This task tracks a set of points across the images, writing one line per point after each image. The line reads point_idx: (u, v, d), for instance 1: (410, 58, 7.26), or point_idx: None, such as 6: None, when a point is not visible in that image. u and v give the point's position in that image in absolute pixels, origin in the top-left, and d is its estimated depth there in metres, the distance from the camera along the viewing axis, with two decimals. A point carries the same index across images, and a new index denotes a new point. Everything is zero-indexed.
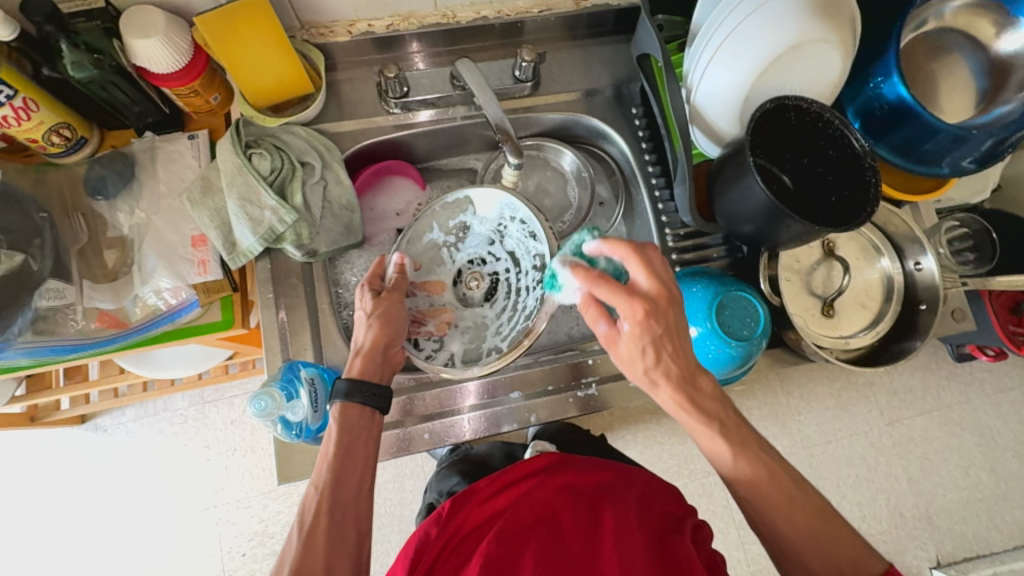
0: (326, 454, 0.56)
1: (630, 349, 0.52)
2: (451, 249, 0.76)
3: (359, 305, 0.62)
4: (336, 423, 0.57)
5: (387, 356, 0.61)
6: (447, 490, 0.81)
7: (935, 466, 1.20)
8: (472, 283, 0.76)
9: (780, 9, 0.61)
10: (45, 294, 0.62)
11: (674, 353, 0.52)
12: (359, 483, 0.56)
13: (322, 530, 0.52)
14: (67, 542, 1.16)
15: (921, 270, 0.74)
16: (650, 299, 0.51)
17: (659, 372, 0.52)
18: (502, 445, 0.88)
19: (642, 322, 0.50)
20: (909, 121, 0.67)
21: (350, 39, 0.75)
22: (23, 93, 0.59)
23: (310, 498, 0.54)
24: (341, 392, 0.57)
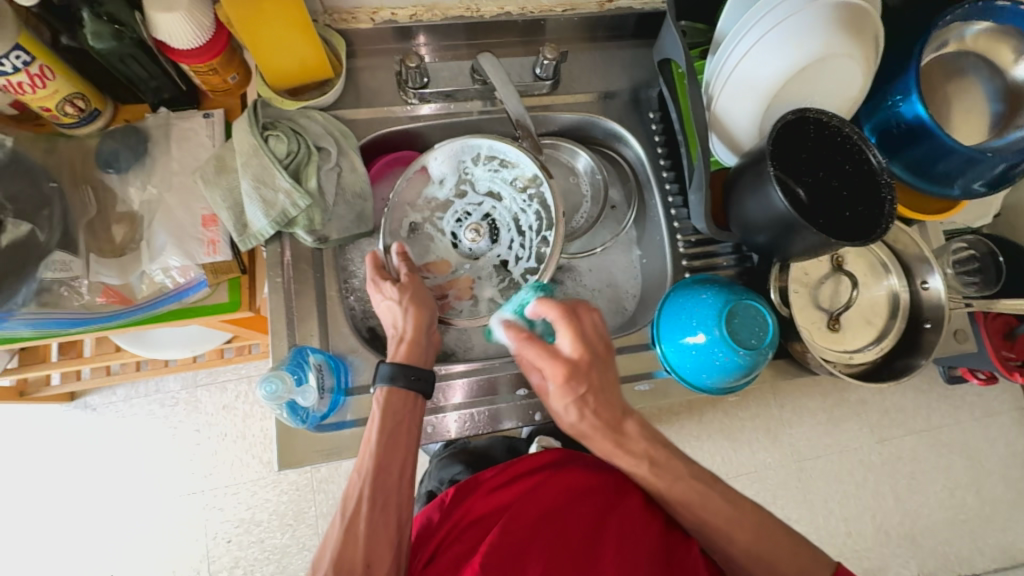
0: (370, 440, 0.56)
1: (559, 405, 0.60)
2: (435, 222, 0.76)
3: (385, 296, 0.62)
4: (381, 411, 0.57)
5: (423, 339, 0.61)
6: (447, 478, 0.81)
7: (922, 486, 1.21)
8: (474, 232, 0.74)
9: (806, 21, 0.61)
10: (51, 265, 0.60)
11: (599, 404, 0.60)
12: (403, 472, 0.57)
13: (363, 519, 0.52)
14: (50, 521, 1.14)
15: (927, 289, 0.74)
16: (571, 364, 0.58)
17: (586, 425, 0.61)
18: (501, 439, 0.88)
19: (563, 386, 0.58)
20: (925, 139, 0.67)
21: (372, 27, 0.75)
22: (40, 60, 0.58)
23: (352, 485, 0.55)
24: (385, 376, 0.59)
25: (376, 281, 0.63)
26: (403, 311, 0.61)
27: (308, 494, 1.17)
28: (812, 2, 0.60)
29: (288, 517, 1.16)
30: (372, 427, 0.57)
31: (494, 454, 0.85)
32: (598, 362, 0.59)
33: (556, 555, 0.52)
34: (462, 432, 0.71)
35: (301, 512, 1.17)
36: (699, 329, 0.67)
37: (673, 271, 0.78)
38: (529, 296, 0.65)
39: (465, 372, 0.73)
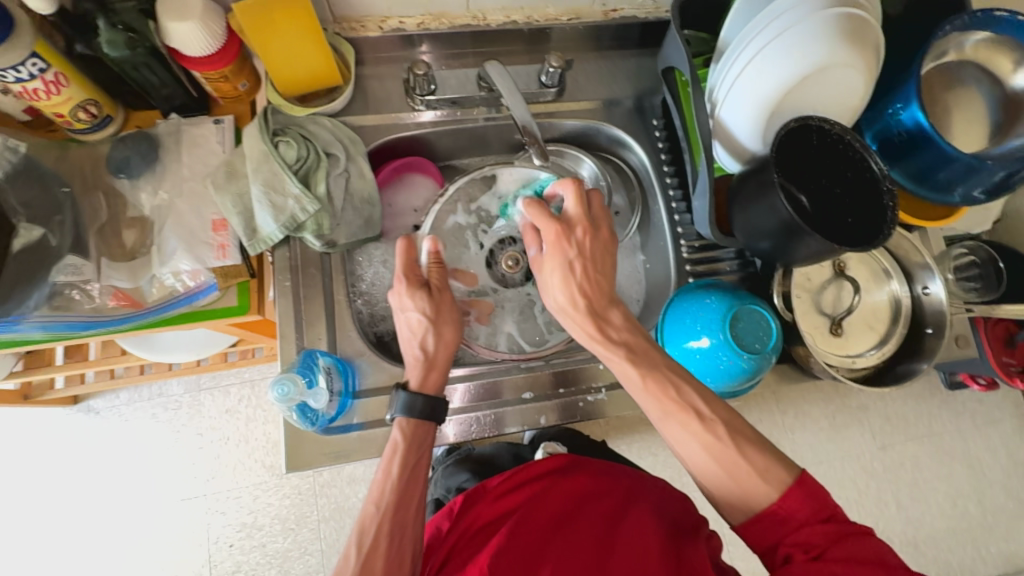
0: (387, 472, 0.56)
1: (551, 270, 0.61)
2: (476, 232, 0.79)
3: (410, 306, 0.60)
4: (396, 445, 0.58)
5: (439, 360, 0.61)
6: (455, 487, 0.80)
7: (923, 493, 1.21)
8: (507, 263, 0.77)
9: (809, 29, 0.62)
10: (63, 269, 0.62)
11: (586, 273, 0.61)
12: (419, 497, 0.57)
13: (381, 554, 0.52)
14: (52, 525, 1.14)
15: (928, 295, 0.75)
16: (570, 224, 0.61)
17: (569, 297, 0.61)
18: (509, 446, 0.88)
19: (555, 243, 0.61)
20: (925, 147, 0.68)
21: (381, 36, 0.76)
22: (55, 68, 0.59)
23: (370, 516, 0.54)
24: (402, 403, 0.59)
25: (403, 283, 0.61)
26: (429, 330, 0.60)
27: (310, 499, 1.17)
28: (815, 12, 0.61)
29: (290, 522, 1.16)
30: (389, 458, 0.57)
31: (500, 461, 0.85)
32: (603, 240, 0.63)
33: (568, 560, 0.52)
34: (463, 437, 0.71)
35: (303, 517, 1.17)
36: (703, 334, 0.68)
37: (676, 277, 0.79)
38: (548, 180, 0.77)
39: (466, 377, 0.73)
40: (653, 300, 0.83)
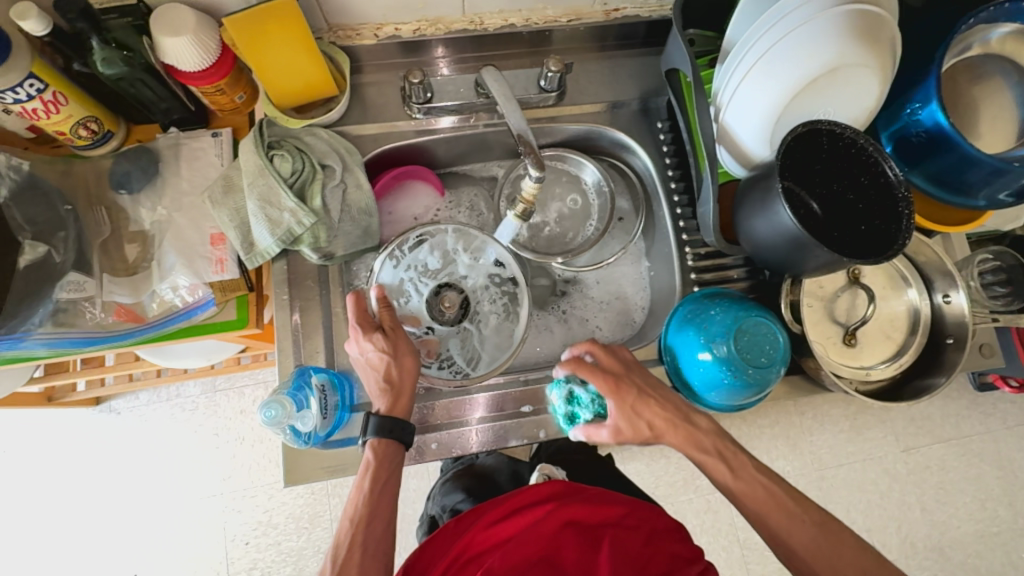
0: (360, 488, 0.56)
1: (372, 365, 0.61)
2: (416, 284, 0.72)
3: (366, 347, 0.61)
4: (368, 465, 0.58)
5: (402, 386, 0.61)
6: (450, 507, 0.78)
7: (951, 496, 1.17)
8: (442, 302, 0.72)
9: (819, 29, 0.58)
10: (66, 286, 0.63)
11: (404, 357, 0.61)
12: (388, 516, 0.57)
13: (355, 564, 0.52)
14: (74, 524, 1.17)
15: (949, 304, 0.71)
16: (379, 325, 0.62)
17: (405, 374, 0.61)
18: (508, 462, 0.86)
19: (377, 342, 0.61)
20: (946, 148, 0.65)
21: (376, 43, 0.75)
22: (53, 87, 0.60)
23: (344, 532, 0.55)
24: (374, 429, 0.58)
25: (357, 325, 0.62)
26: (380, 359, 0.61)
27: (322, 497, 1.19)
28: (825, 10, 0.58)
29: (303, 520, 1.18)
30: (360, 478, 0.57)
31: (497, 477, 0.81)
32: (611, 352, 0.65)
33: None
34: (475, 446, 0.71)
35: (315, 515, 1.18)
36: (706, 346, 0.66)
37: (681, 285, 0.76)
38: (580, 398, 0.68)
39: (482, 388, 0.73)
40: (658, 307, 0.81)
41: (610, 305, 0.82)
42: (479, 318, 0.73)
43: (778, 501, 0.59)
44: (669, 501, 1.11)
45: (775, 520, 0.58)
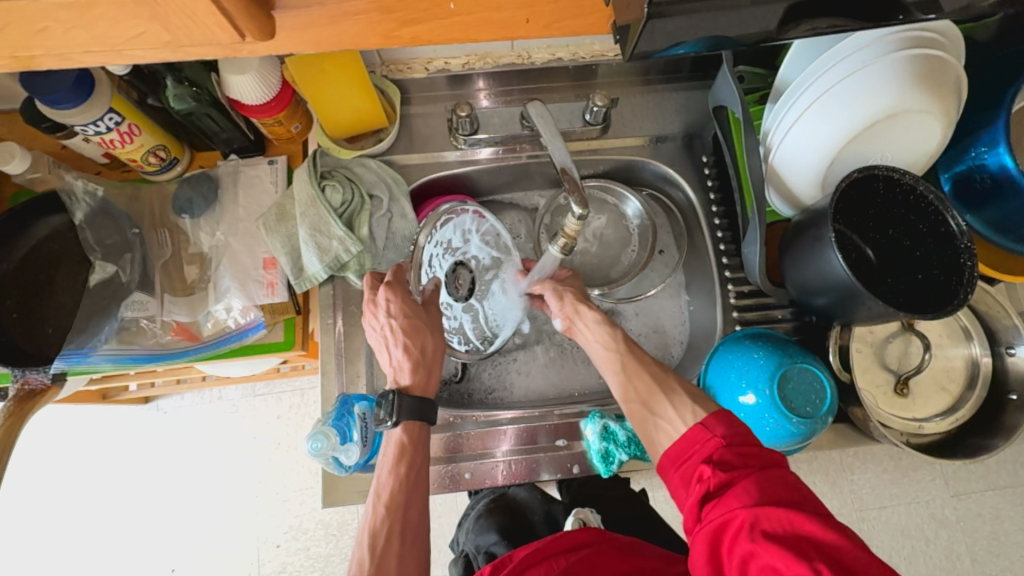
0: (398, 477, 0.57)
1: (396, 331, 0.61)
2: (439, 263, 0.67)
3: (397, 312, 0.61)
4: (401, 447, 0.58)
5: (430, 361, 0.63)
6: (484, 548, 0.74)
7: (1004, 549, 1.09)
8: (457, 281, 0.70)
9: (877, 73, 0.57)
10: (130, 305, 0.68)
11: (431, 333, 0.63)
12: (422, 504, 0.57)
13: (394, 552, 0.53)
14: (118, 520, 1.22)
15: (1014, 357, 0.68)
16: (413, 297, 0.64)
17: (429, 342, 0.63)
18: (543, 498, 0.81)
19: (409, 311, 0.62)
20: (1012, 194, 0.62)
21: (426, 76, 0.77)
22: (129, 120, 0.64)
23: (379, 517, 0.54)
24: (406, 407, 0.59)
25: (385, 289, 0.63)
26: (400, 330, 0.61)
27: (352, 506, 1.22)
28: (885, 54, 0.56)
29: (332, 527, 1.21)
30: (393, 465, 0.57)
31: (530, 515, 0.79)
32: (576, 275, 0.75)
33: None
34: (502, 480, 0.71)
35: (345, 523, 1.21)
36: (749, 391, 0.64)
37: (722, 323, 0.75)
38: (616, 430, 0.69)
39: (513, 419, 0.73)
40: (698, 343, 0.79)
41: (648, 338, 0.81)
42: (491, 295, 0.72)
43: (659, 385, 0.61)
44: None
45: (659, 396, 0.60)
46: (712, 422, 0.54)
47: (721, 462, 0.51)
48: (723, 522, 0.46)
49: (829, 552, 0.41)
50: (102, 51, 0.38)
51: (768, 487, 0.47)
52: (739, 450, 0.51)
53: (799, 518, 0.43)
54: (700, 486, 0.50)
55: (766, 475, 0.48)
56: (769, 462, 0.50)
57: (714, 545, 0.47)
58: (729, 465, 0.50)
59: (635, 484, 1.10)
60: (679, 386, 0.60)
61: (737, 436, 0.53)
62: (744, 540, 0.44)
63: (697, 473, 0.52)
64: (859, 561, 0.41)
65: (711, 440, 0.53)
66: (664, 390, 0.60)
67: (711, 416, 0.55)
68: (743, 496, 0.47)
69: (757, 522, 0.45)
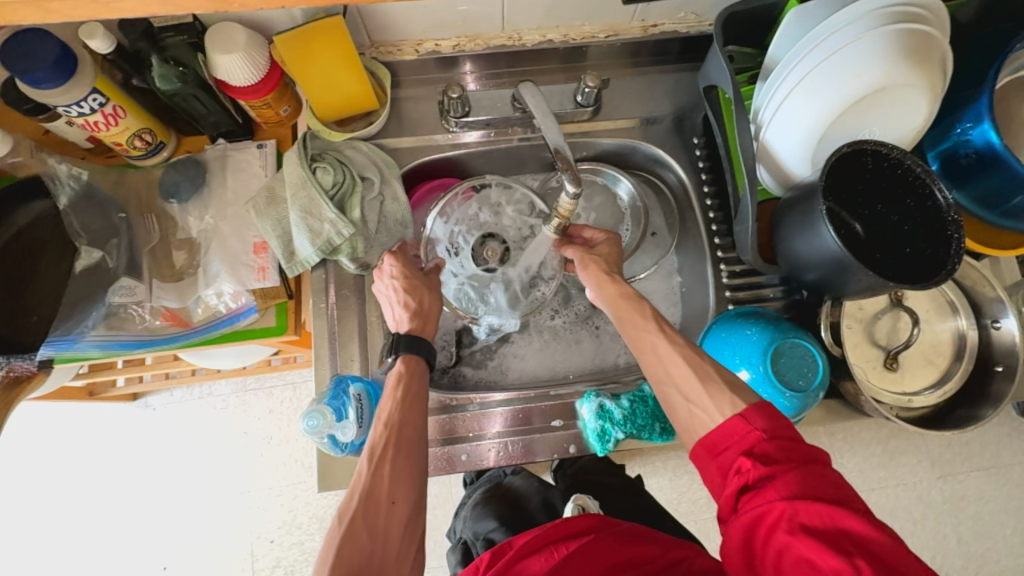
0: (393, 398, 0.57)
1: (393, 290, 0.64)
2: (465, 236, 0.78)
3: (394, 272, 0.65)
4: (398, 374, 0.59)
5: (428, 313, 0.64)
6: (482, 535, 0.74)
7: (989, 528, 1.12)
8: (486, 251, 0.76)
9: (866, 48, 0.57)
10: (118, 291, 0.66)
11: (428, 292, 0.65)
12: (420, 423, 0.58)
13: (389, 463, 0.53)
14: (108, 516, 1.20)
15: (999, 329, 0.69)
16: (411, 261, 0.67)
17: (425, 299, 0.64)
18: (540, 486, 0.81)
19: (405, 270, 0.65)
20: (996, 169, 0.63)
21: (416, 58, 0.76)
22: (113, 101, 0.63)
23: (378, 434, 0.55)
24: (404, 347, 0.61)
25: (390, 256, 0.67)
26: (401, 289, 0.64)
27: None
28: (873, 29, 0.57)
29: (327, 521, 1.20)
30: (392, 388, 0.58)
31: (528, 503, 0.78)
32: (613, 240, 0.70)
33: None
34: (497, 462, 0.71)
35: None
36: (742, 366, 0.64)
37: (715, 303, 0.76)
38: (613, 408, 0.69)
39: (505, 401, 0.73)
40: (691, 324, 0.80)
41: None
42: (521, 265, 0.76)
43: (696, 375, 0.54)
44: (691, 517, 1.11)
45: (696, 386, 0.54)
46: (753, 415, 0.50)
47: (761, 456, 0.47)
48: (759, 514, 0.45)
49: (865, 543, 0.42)
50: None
51: (810, 483, 0.45)
52: (781, 444, 0.48)
53: (841, 515, 0.43)
54: (737, 477, 0.48)
55: (809, 472, 0.46)
56: (809, 456, 0.47)
57: (747, 536, 0.46)
58: (769, 459, 0.47)
59: (630, 471, 1.11)
60: (717, 374, 0.54)
61: (777, 429, 0.49)
62: (781, 533, 0.44)
63: (734, 464, 0.48)
64: (892, 552, 0.42)
65: (752, 433, 0.49)
66: (701, 377, 0.54)
67: (751, 407, 0.50)
68: (782, 488, 0.45)
69: (796, 518, 0.44)
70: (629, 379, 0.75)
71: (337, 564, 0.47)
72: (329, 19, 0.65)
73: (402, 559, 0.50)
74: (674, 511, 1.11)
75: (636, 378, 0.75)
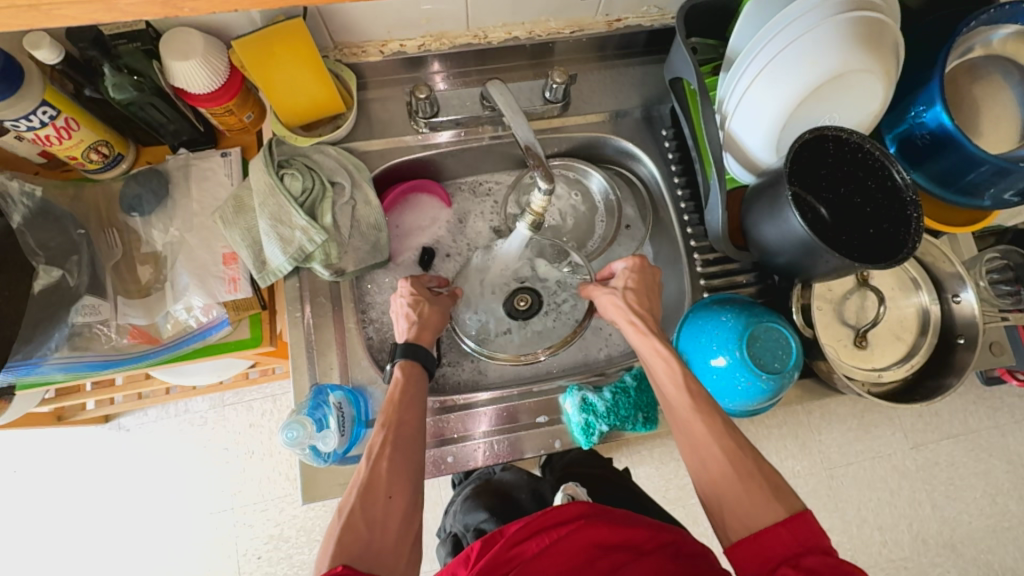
0: (392, 398, 0.58)
1: (405, 308, 0.66)
2: (497, 288, 0.79)
3: (404, 290, 0.67)
4: (397, 380, 0.60)
5: (431, 325, 0.66)
6: (473, 526, 0.74)
7: (961, 493, 1.16)
8: (519, 303, 0.79)
9: (823, 36, 0.59)
10: (81, 310, 0.63)
11: (438, 314, 0.67)
12: (418, 418, 0.58)
13: (385, 460, 0.53)
14: (84, 543, 1.16)
15: (959, 303, 0.72)
16: (420, 280, 0.69)
17: (432, 313, 0.66)
18: (529, 479, 0.81)
19: (415, 286, 0.68)
20: (950, 149, 0.65)
21: (382, 59, 0.75)
22: (65, 113, 0.61)
23: (376, 434, 0.56)
24: (401, 354, 0.62)
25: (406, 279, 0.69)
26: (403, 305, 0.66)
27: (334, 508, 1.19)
28: (828, 18, 0.58)
29: (315, 532, 1.18)
30: (389, 390, 0.59)
31: (518, 495, 0.78)
32: (637, 265, 0.69)
33: None
34: (485, 461, 0.71)
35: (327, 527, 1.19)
36: (719, 352, 0.65)
37: (691, 291, 0.76)
38: (598, 401, 0.70)
39: (489, 400, 0.73)
40: (668, 313, 0.81)
41: None
42: (552, 309, 0.79)
43: (736, 471, 0.53)
44: (679, 503, 1.12)
45: (733, 481, 0.53)
46: (797, 526, 0.49)
47: (803, 567, 0.46)
48: None
49: None
50: (15, 5, 0.31)
51: None
52: (826, 560, 0.46)
53: None
54: None
55: None
56: (853, 573, 0.45)
57: None
58: (810, 569, 0.45)
59: (617, 461, 1.12)
60: (758, 472, 0.53)
61: (820, 548, 0.48)
62: None
63: (774, 572, 0.47)
64: None
65: (794, 545, 0.48)
66: (741, 475, 0.53)
67: (797, 516, 0.49)
68: None
69: None
70: (614, 372, 0.75)
71: (337, 552, 0.47)
72: (290, 23, 0.63)
73: (399, 551, 0.50)
74: (661, 498, 1.12)
75: (619, 370, 0.75)
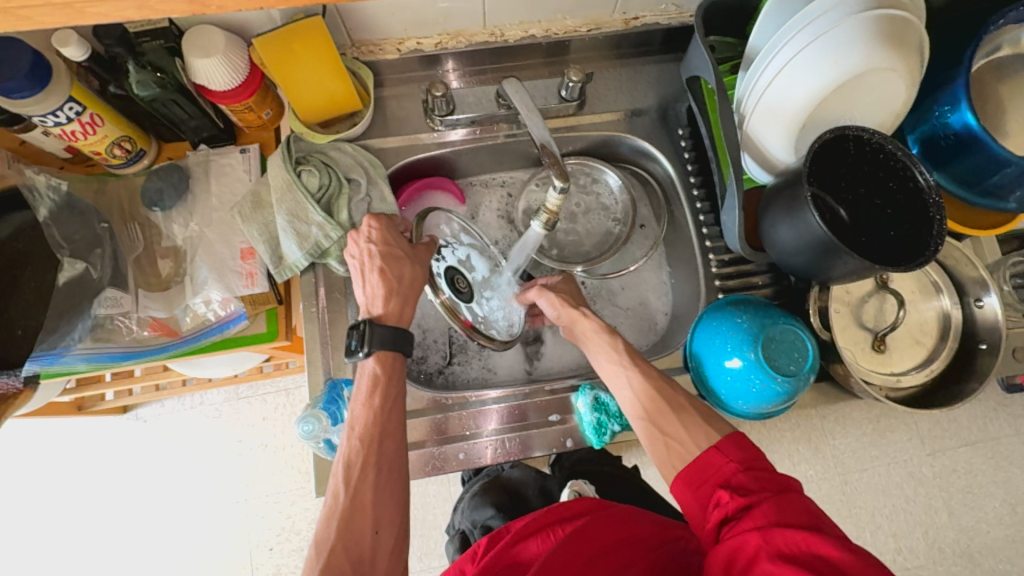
0: (371, 410, 0.57)
1: (373, 260, 0.61)
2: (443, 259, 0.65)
3: (372, 240, 0.62)
4: (375, 383, 0.58)
5: (406, 289, 0.61)
6: (481, 523, 0.75)
7: (979, 501, 1.14)
8: (460, 282, 0.65)
9: (843, 35, 0.58)
10: (103, 302, 0.64)
11: (410, 268, 0.61)
12: (398, 437, 0.57)
13: (369, 486, 0.53)
14: (103, 531, 1.19)
15: (982, 308, 0.70)
16: (387, 221, 0.63)
17: (407, 275, 0.61)
18: (537, 476, 0.81)
19: (382, 235, 0.62)
20: (976, 150, 0.64)
21: (398, 57, 0.76)
22: (90, 109, 0.62)
23: (355, 451, 0.55)
24: (382, 337, 0.58)
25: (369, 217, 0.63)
26: (377, 255, 0.61)
27: None
28: (849, 16, 0.57)
29: None
30: (367, 397, 0.57)
31: (527, 493, 0.78)
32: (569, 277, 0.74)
33: None
34: (495, 458, 0.71)
35: None
36: (734, 354, 0.65)
37: (705, 291, 0.76)
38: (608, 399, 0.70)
39: (498, 398, 0.73)
40: (682, 314, 0.81)
41: (634, 312, 0.83)
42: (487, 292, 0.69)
43: (674, 409, 0.60)
44: None
45: (676, 424, 0.58)
46: (729, 446, 0.53)
47: (737, 487, 0.49)
48: (738, 545, 0.45)
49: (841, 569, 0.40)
50: (51, 3, 0.32)
51: (789, 509, 0.45)
52: (756, 475, 0.50)
53: (819, 543, 0.42)
54: (718, 509, 0.49)
55: (787, 497, 0.47)
56: (783, 485, 0.48)
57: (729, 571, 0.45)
58: (745, 490, 0.49)
59: (627, 460, 1.12)
60: (692, 407, 0.60)
61: (751, 463, 0.51)
62: (762, 560, 0.42)
63: (714, 497, 0.50)
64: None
65: (729, 467, 0.51)
66: (680, 413, 0.59)
67: (725, 439, 0.53)
68: (760, 517, 0.45)
69: (775, 548, 0.43)
70: None
71: None
72: (311, 19, 0.64)
73: None
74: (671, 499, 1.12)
75: None
